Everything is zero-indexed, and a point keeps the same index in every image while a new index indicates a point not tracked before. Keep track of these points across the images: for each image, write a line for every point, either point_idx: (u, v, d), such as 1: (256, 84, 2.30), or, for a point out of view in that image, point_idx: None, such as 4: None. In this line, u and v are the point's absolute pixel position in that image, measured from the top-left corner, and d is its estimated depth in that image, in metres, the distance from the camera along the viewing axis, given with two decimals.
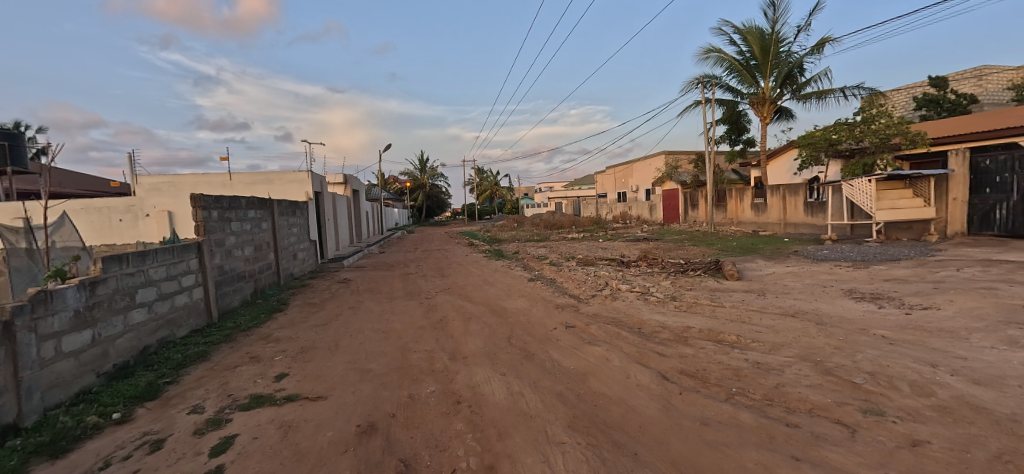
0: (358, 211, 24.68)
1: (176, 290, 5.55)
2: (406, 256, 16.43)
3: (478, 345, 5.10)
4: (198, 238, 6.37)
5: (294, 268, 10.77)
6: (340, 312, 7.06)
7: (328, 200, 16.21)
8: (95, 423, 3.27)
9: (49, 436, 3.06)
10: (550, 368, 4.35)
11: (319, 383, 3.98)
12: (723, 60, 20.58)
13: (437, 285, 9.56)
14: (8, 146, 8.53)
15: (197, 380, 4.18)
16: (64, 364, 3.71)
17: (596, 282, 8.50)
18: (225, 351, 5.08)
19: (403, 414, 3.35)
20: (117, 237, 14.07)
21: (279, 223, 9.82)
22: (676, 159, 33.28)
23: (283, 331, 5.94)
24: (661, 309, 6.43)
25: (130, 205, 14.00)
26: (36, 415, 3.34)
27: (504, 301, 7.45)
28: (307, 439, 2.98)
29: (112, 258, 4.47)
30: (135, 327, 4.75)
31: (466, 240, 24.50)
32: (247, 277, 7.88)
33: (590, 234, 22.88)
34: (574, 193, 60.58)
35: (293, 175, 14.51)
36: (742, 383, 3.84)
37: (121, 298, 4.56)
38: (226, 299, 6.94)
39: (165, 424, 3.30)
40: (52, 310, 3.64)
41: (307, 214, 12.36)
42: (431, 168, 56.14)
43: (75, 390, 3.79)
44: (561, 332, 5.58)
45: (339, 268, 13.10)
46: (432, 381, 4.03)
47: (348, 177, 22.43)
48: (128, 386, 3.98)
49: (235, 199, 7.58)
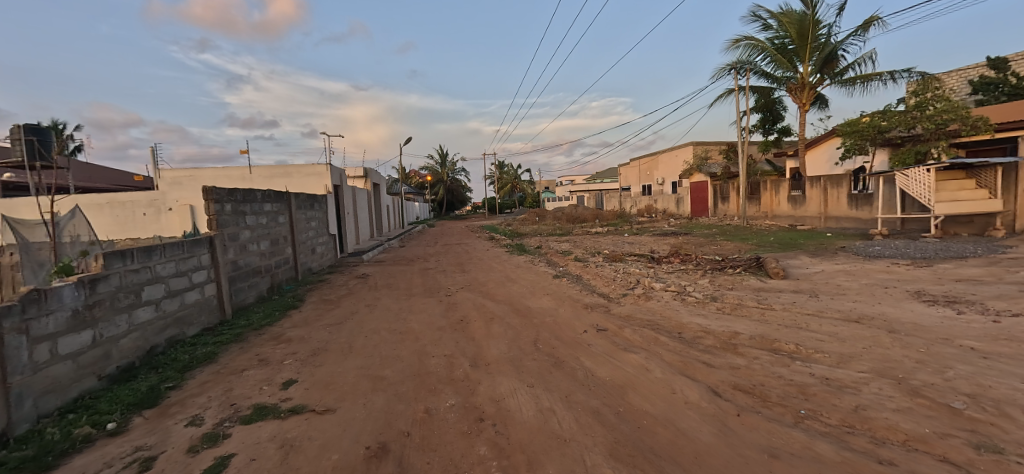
0: (378, 205, 24.64)
1: (186, 287, 5.31)
2: (426, 250, 16.20)
3: (502, 350, 4.66)
4: (210, 232, 6.12)
5: (312, 262, 10.58)
6: (356, 310, 6.74)
7: (348, 193, 16.04)
8: (87, 435, 3.00)
9: (34, 450, 2.79)
10: (582, 378, 3.87)
11: (327, 393, 3.62)
12: (755, 46, 19.40)
13: (457, 281, 9.18)
14: (37, 142, 7.66)
15: (200, 385, 3.89)
16: (60, 368, 3.47)
17: (626, 280, 7.94)
18: (234, 352, 4.81)
19: (419, 433, 2.94)
20: (139, 230, 14.11)
21: (297, 216, 9.62)
22: (705, 150, 31.96)
23: (296, 330, 5.65)
24: (701, 311, 5.83)
25: (153, 199, 14.06)
26: (28, 423, 3.10)
27: (528, 300, 6.99)
28: (308, 463, 2.59)
29: (116, 253, 4.22)
30: (141, 327, 4.51)
31: (488, 233, 24.11)
32: (263, 272, 7.67)
33: (614, 228, 22.12)
34: (596, 185, 59.49)
35: (311, 169, 14.39)
36: (811, 403, 3.28)
37: (125, 296, 4.31)
38: (240, 296, 6.73)
39: (160, 438, 2.99)
40: (46, 310, 3.39)
41: (326, 208, 12.20)
42: (451, 162, 55.97)
43: (73, 395, 3.56)
44: (592, 335, 5.09)
45: (358, 262, 12.92)
46: (452, 392, 3.61)
47: (369, 170, 22.38)
48: (128, 391, 3.72)
49: (250, 192, 7.36)
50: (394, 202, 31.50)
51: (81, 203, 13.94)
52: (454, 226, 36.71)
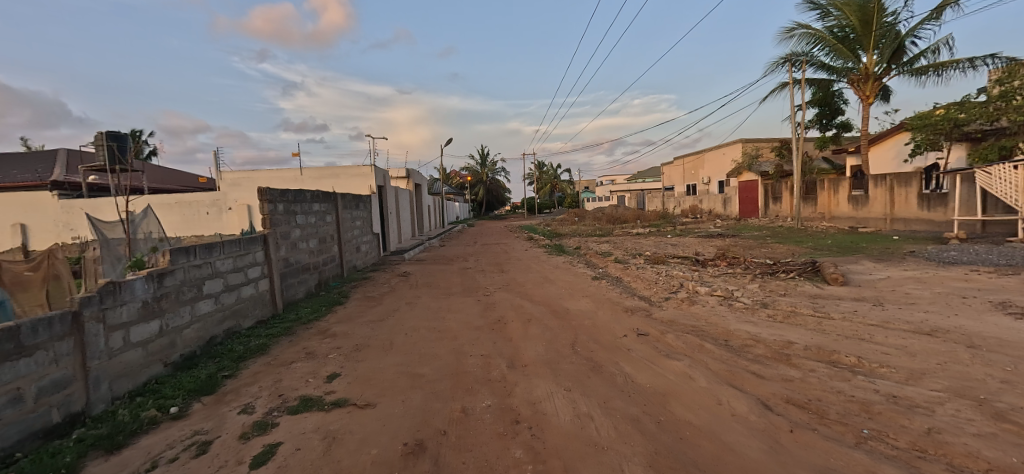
0: (420, 205, 25.30)
1: (242, 282, 5.67)
2: (465, 250, 16.42)
3: (539, 352, 4.62)
4: (264, 230, 6.51)
5: (356, 260, 11.01)
6: (397, 307, 6.93)
7: (391, 194, 16.57)
8: (153, 417, 3.26)
9: (108, 429, 3.07)
10: (621, 384, 3.76)
11: (368, 388, 3.73)
12: (812, 36, 18.14)
13: (495, 281, 9.23)
14: (116, 147, 8.44)
15: (253, 375, 4.14)
16: (131, 354, 3.80)
17: (668, 283, 7.65)
18: (284, 345, 5.08)
19: (455, 433, 2.96)
20: (204, 228, 15.27)
21: (343, 216, 10.04)
22: (755, 148, 30.30)
23: (340, 325, 5.89)
24: (750, 319, 5.50)
25: (215, 199, 15.16)
26: (103, 404, 3.43)
27: (566, 302, 6.90)
28: (349, 456, 2.67)
29: (181, 250, 4.57)
30: (202, 318, 4.86)
31: (527, 233, 24.09)
32: (311, 269, 8.07)
33: (656, 229, 21.44)
34: (638, 185, 57.99)
35: (356, 170, 15.01)
36: (875, 423, 2.99)
37: (188, 289, 4.65)
38: (291, 291, 7.12)
39: (215, 424, 3.20)
40: (121, 300, 3.72)
41: (370, 208, 12.66)
42: (491, 162, 56.48)
43: (142, 380, 3.88)
44: (632, 340, 4.93)
45: (399, 260, 13.31)
46: (488, 393, 3.61)
47: (411, 171, 23.03)
48: (189, 377, 4.02)
49: (301, 193, 7.76)
50: (435, 202, 32.24)
51: (154, 203, 15.27)
52: (493, 226, 37.00)
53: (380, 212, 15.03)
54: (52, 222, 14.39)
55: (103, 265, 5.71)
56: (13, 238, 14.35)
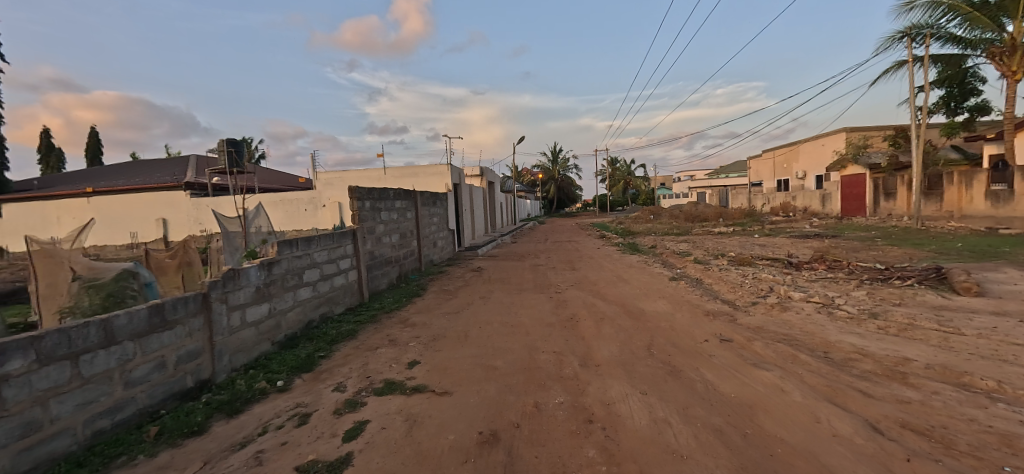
0: (493, 202, 25.91)
1: (335, 272, 6.23)
2: (537, 247, 16.52)
3: (613, 353, 4.49)
4: (354, 225, 7.09)
5: (433, 255, 11.58)
6: (471, 301, 7.17)
7: (466, 191, 17.17)
8: (263, 389, 3.73)
9: (229, 395, 3.58)
10: (702, 392, 3.53)
11: (445, 377, 3.92)
12: (939, 4, 15.51)
13: (567, 278, 9.17)
14: (234, 152, 9.69)
15: (344, 357, 4.54)
16: (247, 332, 4.37)
17: (755, 286, 7.04)
18: (370, 331, 5.50)
19: (528, 426, 2.99)
20: (302, 223, 17.01)
21: (422, 212, 10.61)
22: (863, 137, 26.70)
23: (419, 316, 6.24)
24: (856, 330, 4.86)
25: (312, 197, 16.83)
26: (225, 374, 4.02)
27: (640, 302, 6.65)
28: (429, 439, 2.83)
29: (286, 242, 5.14)
30: (302, 303, 5.43)
31: (598, 232, 23.62)
32: (393, 262, 8.64)
33: (741, 228, 19.85)
34: (719, 181, 54.02)
35: (434, 169, 15.83)
36: (1021, 460, 2.49)
37: (291, 277, 5.23)
38: (375, 282, 7.68)
39: (313, 398, 3.56)
40: (239, 285, 4.28)
41: (446, 205, 13.24)
42: (563, 159, 56.06)
43: (255, 355, 4.45)
44: (713, 346, 4.62)
45: (473, 256, 13.75)
46: (561, 390, 3.60)
47: (485, 169, 23.65)
48: (292, 355, 4.52)
49: (385, 190, 8.32)
50: (508, 199, 32.80)
51: (264, 200, 17.36)
52: (563, 223, 36.82)
53: (455, 209, 15.64)
54: (186, 217, 16.94)
55: (226, 254, 6.55)
56: (156, 230, 17.06)
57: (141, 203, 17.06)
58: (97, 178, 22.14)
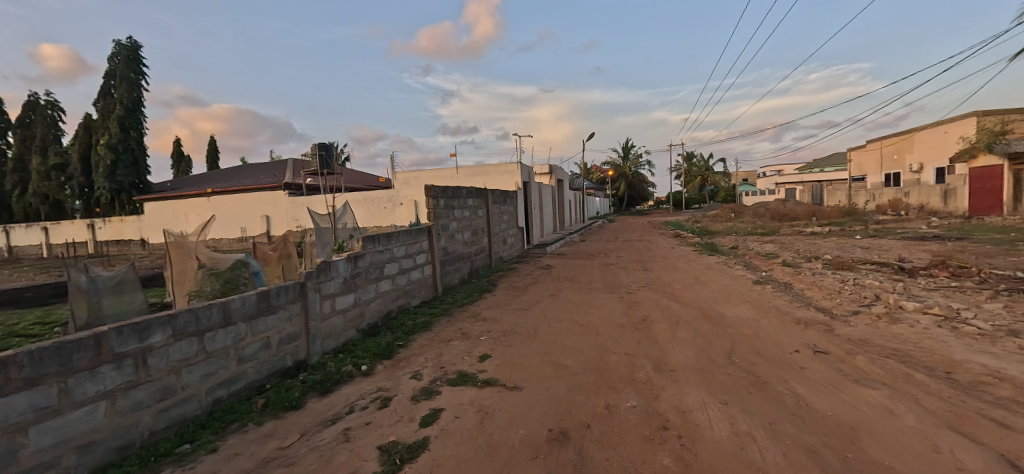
0: (561, 200, 25.80)
1: (412, 266, 6.62)
2: (606, 246, 16.17)
3: (689, 358, 4.27)
4: (429, 222, 7.48)
5: (503, 252, 11.83)
6: (539, 298, 7.22)
7: (535, 190, 17.29)
8: (350, 372, 4.07)
9: (321, 376, 3.96)
10: (793, 407, 3.23)
11: (515, 372, 3.99)
12: None
13: (638, 279, 8.87)
14: (325, 155, 10.67)
15: (420, 347, 4.81)
16: (336, 319, 4.80)
17: (856, 294, 6.28)
18: (443, 324, 5.76)
19: (599, 428, 2.95)
20: (382, 220, 18.25)
21: (492, 210, 10.88)
22: (1001, 121, 22.54)
23: (489, 311, 6.41)
24: (990, 349, 4.13)
25: (391, 196, 17.99)
26: (318, 356, 4.45)
27: (720, 306, 6.24)
28: (500, 432, 2.90)
29: (369, 238, 5.56)
30: (383, 295, 5.83)
31: (672, 231, 22.54)
32: (465, 258, 8.98)
33: (840, 228, 17.79)
34: (812, 176, 48.76)
35: (504, 168, 16.16)
36: None
37: (374, 270, 5.64)
38: (449, 276, 8.04)
39: (393, 384, 3.82)
40: (330, 276, 4.72)
41: (516, 203, 13.45)
42: (634, 155, 54.15)
43: (343, 340, 4.88)
44: (806, 357, 4.20)
45: (542, 254, 13.82)
46: (634, 394, 3.50)
47: (554, 167, 23.63)
48: (374, 343, 4.88)
49: (458, 189, 8.66)
50: (576, 197, 32.45)
51: (350, 199, 18.90)
52: (634, 221, 35.57)
53: (525, 207, 15.82)
54: (285, 214, 18.94)
55: (318, 249, 7.19)
56: (261, 226, 19.26)
57: (249, 202, 19.37)
58: (216, 180, 25.58)
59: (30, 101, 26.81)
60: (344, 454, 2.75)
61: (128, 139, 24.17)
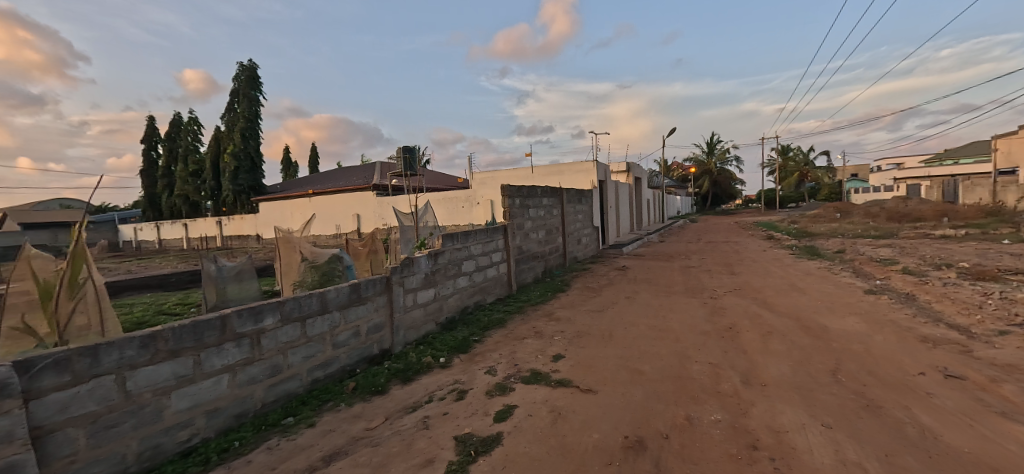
0: (638, 199, 24.85)
1: (488, 264, 6.80)
2: (688, 247, 15.26)
3: (784, 373, 3.88)
4: (505, 221, 7.63)
5: (578, 252, 11.71)
6: (615, 300, 7.03)
7: (611, 188, 16.86)
8: (429, 363, 4.29)
9: (404, 365, 4.23)
10: (917, 439, 2.77)
11: (589, 374, 3.93)
12: None
13: (725, 283, 8.25)
14: (409, 158, 11.33)
15: (494, 343, 4.93)
16: (418, 312, 5.09)
17: (1005, 310, 5.24)
18: (517, 322, 5.85)
19: (678, 440, 2.79)
20: (460, 219, 18.99)
21: (567, 209, 10.82)
22: None
23: (563, 311, 6.38)
24: None
25: (469, 195, 18.67)
26: (401, 346, 4.76)
27: (822, 317, 5.59)
28: (573, 434, 2.87)
29: (448, 236, 5.81)
30: (460, 291, 6.07)
31: (763, 232, 20.63)
32: (540, 257, 9.04)
33: (983, 231, 14.97)
34: (942, 170, 41.59)
35: (580, 166, 15.99)
36: None
37: (452, 267, 5.88)
38: (523, 275, 8.14)
39: (468, 377, 3.96)
40: (413, 271, 5.02)
41: (592, 202, 13.23)
42: (719, 150, 50.45)
43: (423, 333, 5.16)
44: (933, 382, 3.60)
45: (618, 254, 13.44)
46: (718, 407, 3.25)
47: (631, 165, 22.84)
48: (451, 337, 5.10)
49: (533, 189, 8.73)
50: (654, 196, 31.07)
51: (431, 199, 19.97)
52: (718, 221, 33.15)
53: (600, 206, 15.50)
54: (372, 213, 20.50)
55: (402, 245, 7.66)
56: (352, 224, 21.06)
57: (343, 202, 21.27)
58: (316, 183, 28.50)
59: (177, 118, 32.01)
60: (422, 441, 2.90)
61: (248, 148, 27.64)
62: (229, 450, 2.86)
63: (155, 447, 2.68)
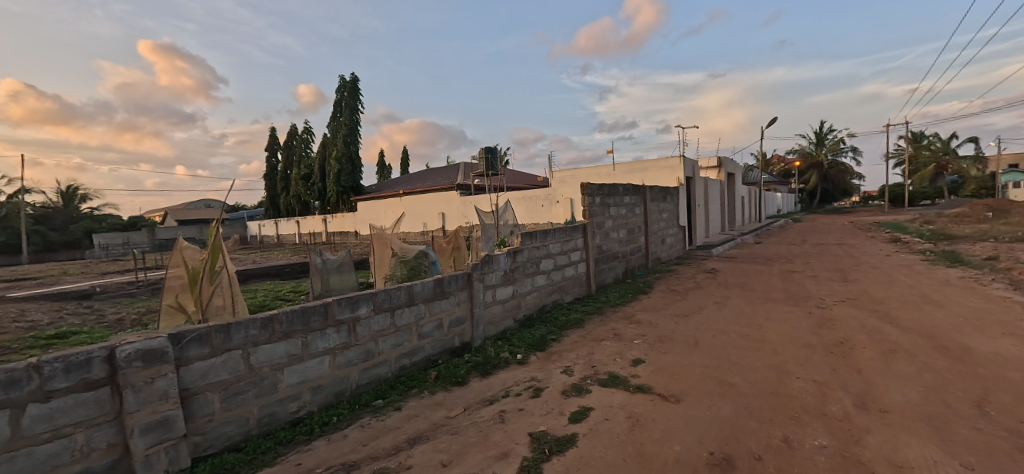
0: (732, 196, 22.94)
1: (566, 263, 6.77)
2: (791, 250, 13.74)
3: (912, 400, 3.32)
4: (585, 220, 7.54)
5: (661, 252, 11.16)
6: (702, 305, 6.57)
7: (700, 185, 15.81)
8: (506, 359, 4.39)
9: (483, 359, 4.37)
10: None
11: (672, 382, 3.72)
12: None
13: (836, 291, 7.29)
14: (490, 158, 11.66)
15: (572, 343, 4.89)
16: (497, 308, 5.24)
17: None
18: (595, 322, 5.74)
19: (774, 462, 2.53)
20: (539, 218, 19.14)
21: (651, 208, 10.37)
22: None
23: (644, 314, 6.12)
24: None
25: (548, 194, 18.74)
26: (481, 340, 4.93)
27: (967, 336, 4.68)
28: (653, 443, 2.74)
29: (527, 234, 5.89)
30: (538, 289, 6.12)
31: (888, 233, 17.82)
32: (620, 257, 8.78)
33: None
34: None
35: (665, 162, 15.24)
36: None
37: (531, 265, 5.95)
38: (602, 275, 7.98)
39: (545, 375, 3.98)
40: (493, 268, 5.16)
41: (678, 200, 12.52)
42: (830, 141, 44.66)
43: (502, 328, 5.30)
44: None
45: (707, 256, 12.56)
46: (824, 431, 2.88)
47: (723, 160, 21.17)
48: (529, 334, 5.17)
49: (614, 187, 8.50)
50: (750, 193, 28.44)
51: (511, 198, 20.40)
52: (829, 221, 29.35)
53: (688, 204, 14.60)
54: (456, 212, 21.51)
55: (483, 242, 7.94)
56: (437, 222, 22.30)
57: (429, 201, 22.62)
58: (405, 184, 30.65)
59: (293, 128, 36.47)
60: (498, 434, 2.97)
61: (348, 152, 30.50)
62: (329, 424, 3.20)
63: (271, 414, 3.09)
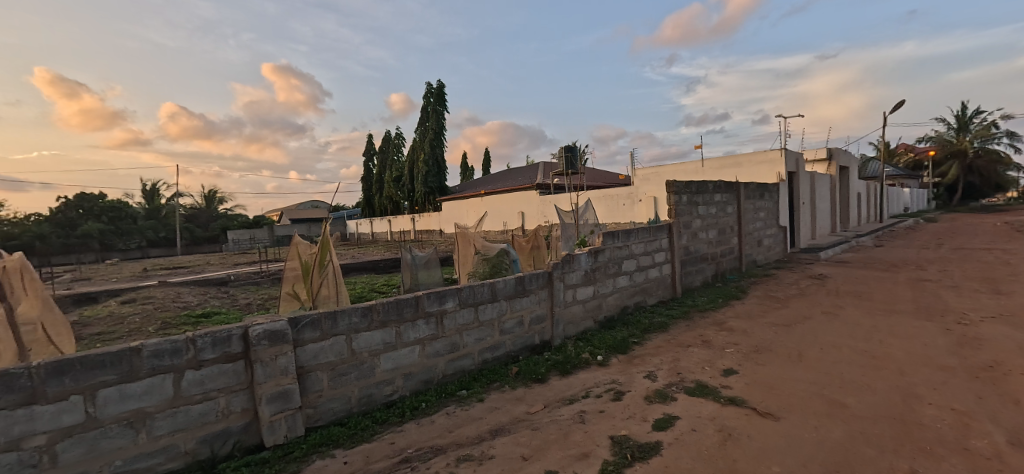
0: (845, 192, 20.21)
1: (650, 264, 6.54)
2: (925, 255, 11.75)
3: None
4: (670, 219, 7.21)
5: (758, 255, 10.24)
6: (806, 314, 5.94)
7: (805, 181, 14.19)
8: (586, 360, 4.38)
9: (562, 358, 4.41)
10: None
11: (770, 397, 3.44)
12: None
13: (987, 305, 6.11)
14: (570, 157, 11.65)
15: (655, 348, 4.72)
16: (577, 308, 5.24)
17: None
18: (681, 328, 5.47)
19: None
20: (620, 217, 18.61)
21: (746, 206, 9.57)
22: None
23: (737, 321, 5.70)
24: None
25: (630, 192, 18.15)
26: (560, 339, 4.97)
27: None
28: (747, 461, 2.56)
29: (609, 234, 5.80)
30: (620, 290, 5.99)
31: None
32: (710, 259, 8.24)
33: None
34: None
35: (764, 156, 13.93)
36: None
37: (612, 265, 5.85)
38: (689, 278, 7.56)
39: (626, 379, 3.90)
40: (573, 268, 5.17)
41: (779, 198, 11.38)
42: (978, 124, 37.27)
43: (581, 328, 5.28)
44: None
45: (813, 260, 11.25)
46: (965, 469, 2.47)
47: (835, 151, 18.75)
48: (610, 336, 5.09)
49: (704, 184, 8.00)
50: (870, 188, 24.80)
51: (591, 196, 20.10)
52: (977, 220, 24.54)
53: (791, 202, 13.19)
54: (535, 211, 21.75)
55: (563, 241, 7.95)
56: (516, 221, 22.74)
57: (509, 201, 23.15)
58: (484, 184, 31.67)
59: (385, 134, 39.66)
60: (579, 434, 2.99)
61: (434, 154, 32.43)
62: (419, 409, 3.47)
63: (370, 395, 3.43)
